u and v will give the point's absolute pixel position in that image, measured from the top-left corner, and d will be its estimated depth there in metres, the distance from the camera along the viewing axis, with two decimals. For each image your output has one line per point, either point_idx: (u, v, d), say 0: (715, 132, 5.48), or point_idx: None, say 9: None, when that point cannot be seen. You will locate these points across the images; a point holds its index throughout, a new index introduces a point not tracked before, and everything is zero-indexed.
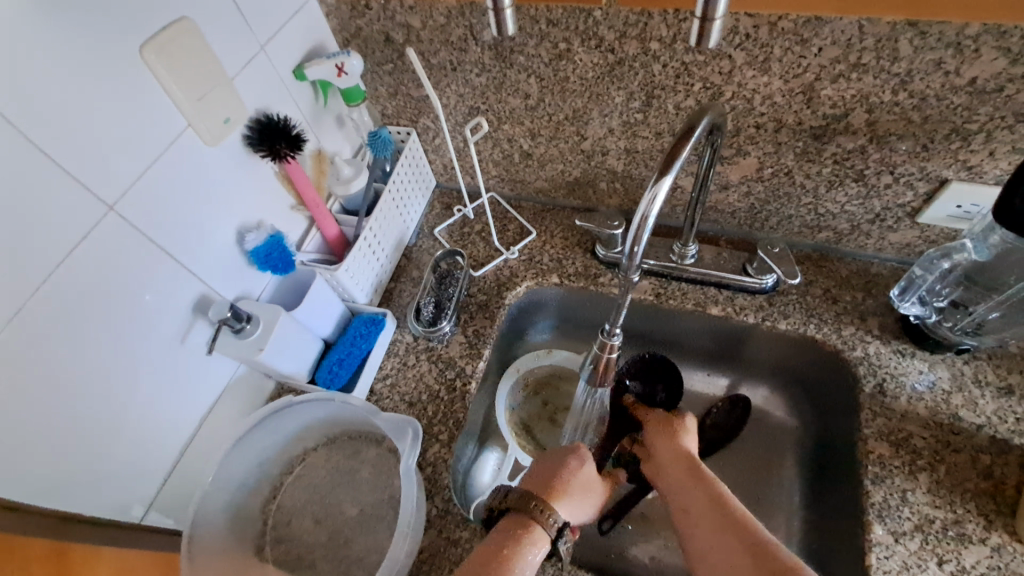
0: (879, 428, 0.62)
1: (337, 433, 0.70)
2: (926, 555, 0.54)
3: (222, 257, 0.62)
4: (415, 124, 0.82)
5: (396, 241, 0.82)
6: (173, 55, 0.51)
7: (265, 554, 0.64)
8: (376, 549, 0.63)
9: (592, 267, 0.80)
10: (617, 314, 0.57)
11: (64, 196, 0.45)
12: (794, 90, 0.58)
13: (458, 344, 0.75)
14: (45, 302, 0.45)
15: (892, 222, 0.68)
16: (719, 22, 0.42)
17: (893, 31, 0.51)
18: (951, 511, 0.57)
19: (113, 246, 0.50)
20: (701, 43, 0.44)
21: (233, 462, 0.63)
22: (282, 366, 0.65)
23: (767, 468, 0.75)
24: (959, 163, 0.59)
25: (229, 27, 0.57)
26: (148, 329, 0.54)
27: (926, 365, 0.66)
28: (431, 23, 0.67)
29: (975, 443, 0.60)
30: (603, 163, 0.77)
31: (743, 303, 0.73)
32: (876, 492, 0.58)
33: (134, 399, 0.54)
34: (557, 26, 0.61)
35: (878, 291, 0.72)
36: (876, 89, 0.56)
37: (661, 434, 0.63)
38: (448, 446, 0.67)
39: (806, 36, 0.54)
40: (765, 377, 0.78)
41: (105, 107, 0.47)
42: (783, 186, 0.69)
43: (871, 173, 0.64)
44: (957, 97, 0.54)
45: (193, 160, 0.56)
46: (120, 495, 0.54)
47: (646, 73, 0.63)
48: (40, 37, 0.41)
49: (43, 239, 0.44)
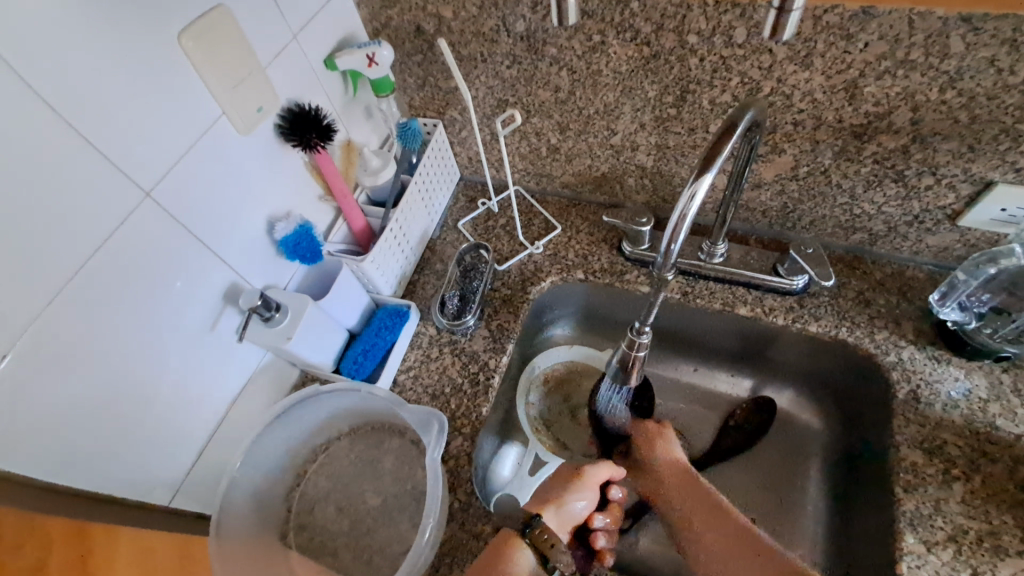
0: (912, 435, 0.61)
1: (360, 424, 0.70)
2: (960, 566, 0.53)
3: (253, 246, 0.62)
4: (442, 115, 0.82)
5: (421, 234, 0.82)
6: (210, 43, 0.51)
7: (289, 540, 0.65)
8: (399, 540, 0.63)
9: (618, 264, 0.79)
10: (648, 312, 0.56)
11: (100, 183, 0.45)
12: (836, 87, 0.57)
13: (481, 338, 0.75)
14: (83, 286, 0.46)
15: (931, 225, 0.67)
16: (796, 15, 0.42)
17: (945, 26, 0.49)
18: (987, 522, 0.55)
19: (147, 233, 0.50)
20: (775, 37, 0.43)
21: (260, 450, 0.63)
22: (309, 355, 0.66)
23: (792, 471, 0.74)
24: (1006, 165, 0.57)
25: (264, 15, 0.57)
26: (177, 316, 0.55)
27: (962, 373, 0.64)
28: (462, 14, 0.66)
29: (1013, 453, 0.58)
30: (632, 159, 0.75)
31: (773, 303, 0.72)
32: (908, 501, 0.57)
33: (163, 384, 0.55)
34: (593, 18, 0.60)
35: (914, 295, 0.70)
36: (923, 87, 0.54)
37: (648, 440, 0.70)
38: (471, 440, 0.67)
39: (852, 31, 0.52)
40: (791, 380, 0.77)
41: (142, 93, 0.47)
42: (819, 185, 0.68)
43: (912, 174, 0.62)
44: (1010, 97, 0.52)
45: (226, 146, 0.56)
46: (150, 478, 0.55)
47: (682, 67, 0.61)
48: (79, 22, 0.42)
49: (79, 224, 0.45)
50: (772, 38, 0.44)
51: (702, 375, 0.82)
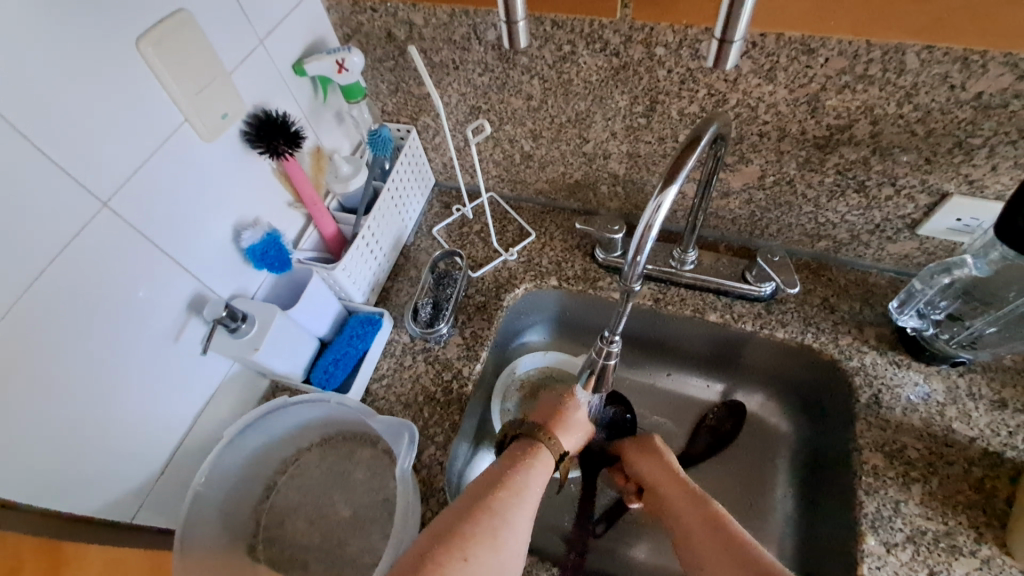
0: (873, 439, 0.62)
1: (332, 433, 0.70)
2: (918, 566, 0.55)
3: (218, 255, 0.61)
4: (415, 121, 0.82)
5: (394, 240, 0.81)
6: (170, 49, 0.50)
7: (258, 554, 0.64)
8: (370, 551, 0.63)
9: (591, 270, 0.79)
10: (617, 321, 0.57)
11: (56, 193, 0.44)
12: (799, 100, 0.58)
13: (455, 345, 0.75)
14: (37, 300, 0.44)
15: (891, 233, 0.69)
16: (737, 46, 0.41)
17: (900, 44, 0.51)
18: (943, 522, 0.57)
19: (107, 243, 0.49)
20: (718, 66, 0.43)
21: (226, 462, 0.62)
22: (278, 365, 0.65)
23: (761, 472, 0.75)
24: (960, 177, 0.59)
25: (227, 20, 0.56)
26: (141, 326, 0.53)
27: (921, 377, 0.66)
28: (433, 22, 0.66)
29: (968, 455, 0.60)
30: (605, 167, 0.76)
31: (741, 310, 0.73)
32: (869, 503, 0.59)
33: (125, 397, 0.53)
34: (562, 28, 0.61)
35: (876, 301, 0.72)
36: (882, 101, 0.56)
37: (645, 456, 0.66)
38: (444, 449, 0.67)
39: (813, 47, 0.53)
40: (760, 384, 0.79)
41: (99, 102, 0.46)
42: (785, 195, 0.69)
43: (873, 184, 0.64)
44: (962, 111, 0.54)
45: (189, 153, 0.55)
46: (111, 494, 0.53)
47: (651, 78, 0.62)
48: (28, 30, 0.40)
49: (31, 237, 0.43)
50: (714, 66, 0.43)
51: (675, 380, 0.83)
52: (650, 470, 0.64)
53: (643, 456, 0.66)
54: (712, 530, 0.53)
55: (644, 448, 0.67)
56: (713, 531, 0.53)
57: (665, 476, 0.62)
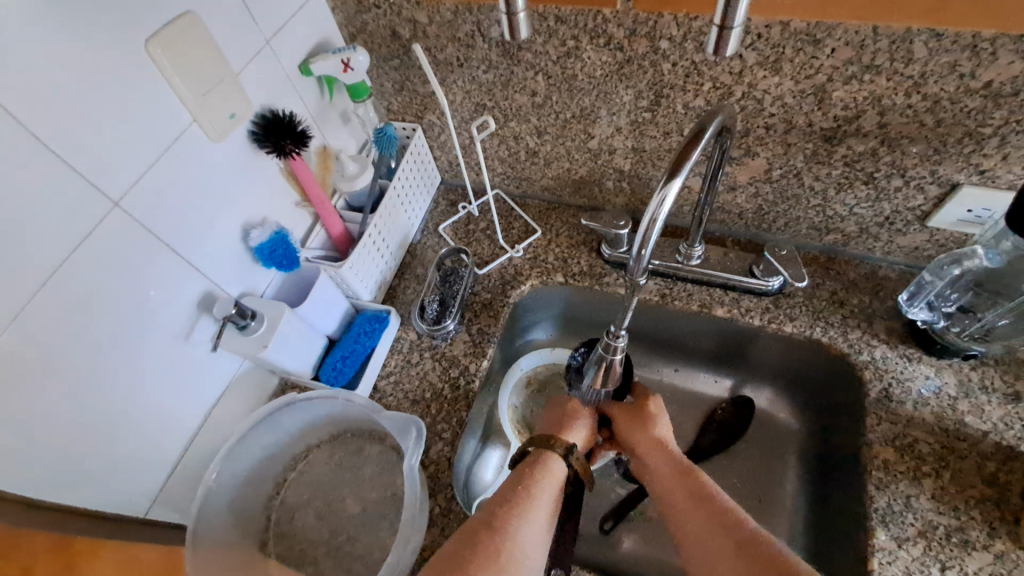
0: (884, 433, 0.62)
1: (340, 430, 0.71)
2: (929, 561, 0.54)
3: (228, 253, 0.62)
4: (420, 119, 0.82)
5: (401, 239, 0.82)
6: (178, 50, 0.51)
7: (269, 549, 0.64)
8: (379, 546, 0.63)
9: (598, 266, 0.79)
10: (623, 316, 0.55)
11: (68, 195, 0.45)
12: (805, 91, 0.58)
13: (462, 342, 0.75)
14: (50, 299, 0.45)
15: (901, 225, 0.68)
16: (738, 30, 0.41)
17: (907, 33, 0.50)
18: (955, 517, 0.56)
19: (118, 242, 0.49)
20: (718, 51, 0.42)
21: (238, 458, 0.63)
22: (286, 363, 0.65)
23: (770, 468, 0.75)
24: (971, 168, 0.59)
25: (231, 20, 0.56)
26: (153, 325, 0.54)
27: (932, 371, 0.65)
28: (437, 19, 0.66)
29: (981, 449, 0.60)
30: (610, 162, 0.76)
31: (749, 304, 0.73)
32: (880, 497, 0.58)
33: (137, 396, 0.54)
34: (565, 23, 0.61)
35: (886, 295, 0.72)
36: (889, 92, 0.55)
37: (632, 425, 0.64)
38: (451, 445, 0.67)
39: (818, 37, 0.53)
40: (768, 379, 0.78)
41: (110, 104, 0.47)
42: (792, 188, 0.69)
43: (882, 176, 0.63)
44: (972, 101, 0.53)
45: (199, 154, 0.56)
46: (124, 491, 0.54)
47: (655, 72, 0.62)
48: (39, 36, 0.41)
49: (42, 238, 0.44)
50: (715, 53, 0.43)
51: (682, 375, 0.83)
52: (635, 438, 0.63)
53: (635, 424, 0.64)
54: (699, 504, 0.53)
55: (638, 418, 0.65)
56: (699, 506, 0.53)
57: (656, 451, 0.61)
